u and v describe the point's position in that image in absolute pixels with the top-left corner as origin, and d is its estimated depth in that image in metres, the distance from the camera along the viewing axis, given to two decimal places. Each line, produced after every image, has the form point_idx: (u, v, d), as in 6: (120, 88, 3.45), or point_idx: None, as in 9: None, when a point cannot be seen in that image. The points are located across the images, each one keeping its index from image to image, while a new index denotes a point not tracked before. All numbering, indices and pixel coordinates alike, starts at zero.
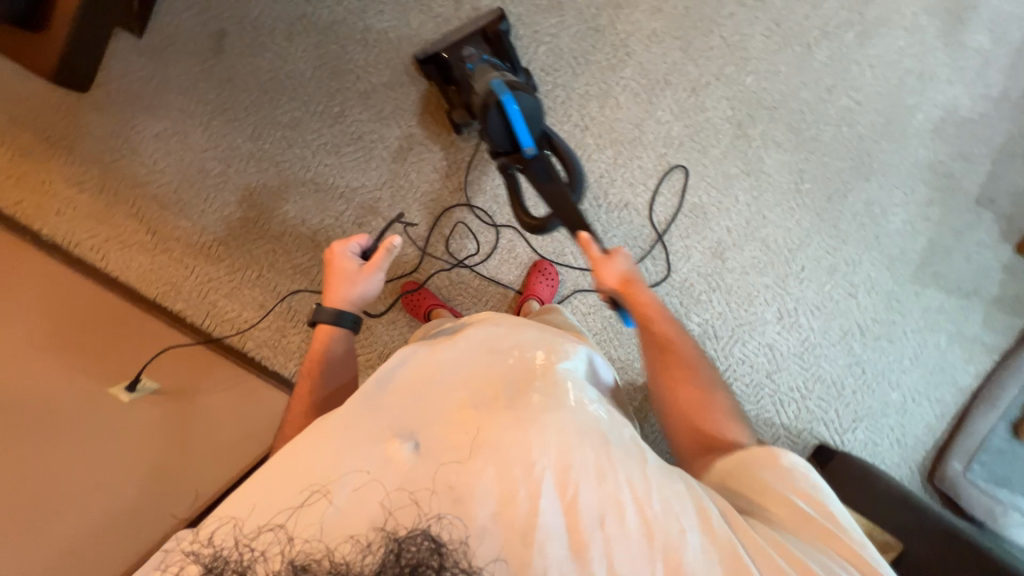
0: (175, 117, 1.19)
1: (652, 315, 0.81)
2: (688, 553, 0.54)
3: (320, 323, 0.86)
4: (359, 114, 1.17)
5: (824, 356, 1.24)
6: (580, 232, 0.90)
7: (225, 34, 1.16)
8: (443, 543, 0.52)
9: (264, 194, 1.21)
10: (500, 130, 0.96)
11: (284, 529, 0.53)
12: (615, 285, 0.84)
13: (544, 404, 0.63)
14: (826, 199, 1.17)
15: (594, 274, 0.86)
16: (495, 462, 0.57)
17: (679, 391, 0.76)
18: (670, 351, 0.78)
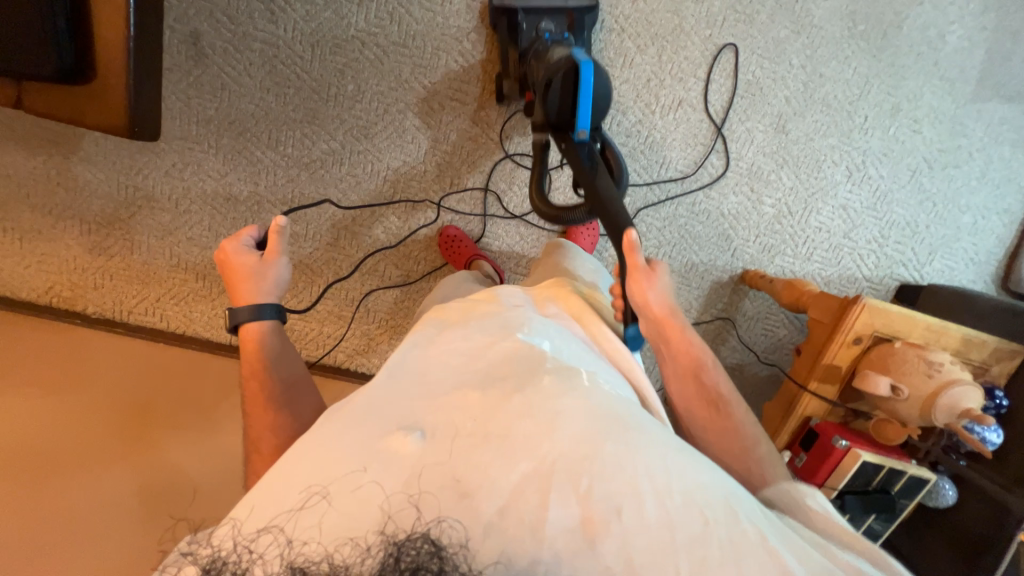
0: (179, 147, 1.08)
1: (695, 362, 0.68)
2: (711, 534, 0.44)
3: (242, 324, 0.67)
4: (378, 86, 1.06)
5: (897, 202, 1.26)
6: (626, 229, 0.68)
7: (201, 35, 1.01)
8: (443, 546, 0.41)
9: (304, 202, 1.12)
10: (559, 98, 0.81)
11: (284, 531, 0.42)
12: (657, 313, 0.67)
13: (558, 384, 0.53)
14: (880, 37, 1.12)
15: (636, 288, 0.66)
16: (505, 455, 0.47)
17: (712, 437, 0.66)
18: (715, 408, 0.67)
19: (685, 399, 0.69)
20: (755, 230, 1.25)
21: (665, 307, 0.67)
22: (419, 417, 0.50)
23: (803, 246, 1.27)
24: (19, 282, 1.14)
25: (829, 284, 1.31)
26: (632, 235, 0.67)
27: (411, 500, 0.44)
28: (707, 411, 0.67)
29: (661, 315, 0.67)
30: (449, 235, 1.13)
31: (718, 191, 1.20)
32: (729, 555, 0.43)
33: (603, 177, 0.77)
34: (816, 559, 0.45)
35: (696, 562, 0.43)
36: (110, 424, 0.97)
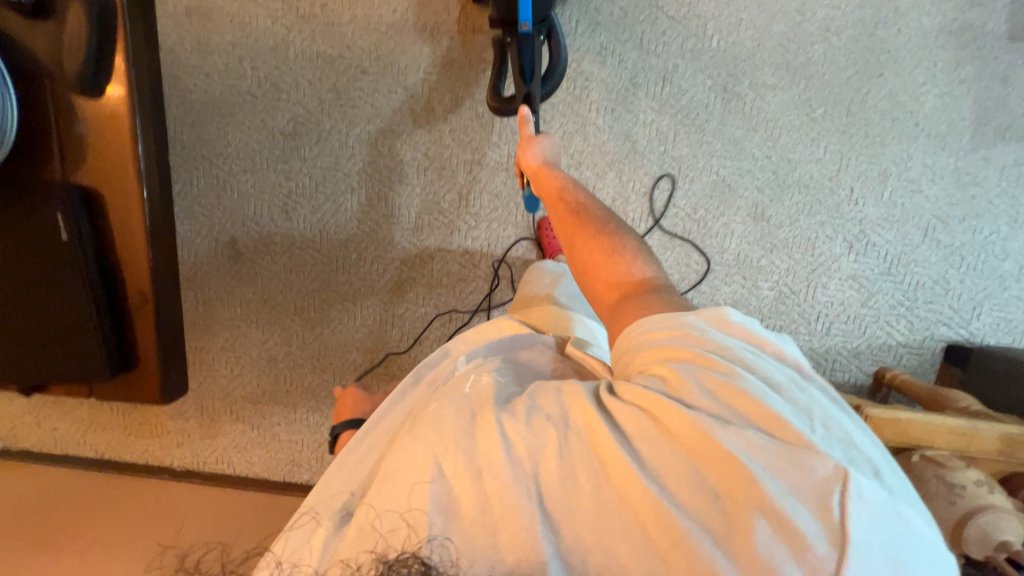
0: (229, 326, 1.30)
1: (563, 189, 0.81)
2: (558, 448, 0.51)
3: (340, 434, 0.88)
4: (376, 250, 1.23)
5: (916, 262, 1.17)
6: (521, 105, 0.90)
7: (235, 239, 1.24)
8: (432, 565, 0.48)
9: (330, 352, 1.29)
10: None
11: (275, 555, 0.58)
12: (532, 163, 0.86)
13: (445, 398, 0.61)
14: (845, 113, 1.10)
15: (519, 150, 0.89)
16: (398, 472, 0.54)
17: (578, 242, 0.74)
18: (573, 219, 0.76)
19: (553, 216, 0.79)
20: (759, 314, 1.21)
21: (538, 161, 0.86)
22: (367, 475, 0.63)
23: (817, 322, 1.21)
24: (125, 449, 1.39)
25: (859, 355, 1.22)
26: (524, 109, 0.90)
27: (387, 516, 0.52)
28: (569, 219, 0.77)
29: (534, 163, 0.86)
30: None
31: (708, 284, 1.20)
32: (576, 455, 0.51)
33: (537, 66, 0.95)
34: (649, 442, 0.51)
35: (553, 474, 0.50)
36: (190, 493, 1.33)
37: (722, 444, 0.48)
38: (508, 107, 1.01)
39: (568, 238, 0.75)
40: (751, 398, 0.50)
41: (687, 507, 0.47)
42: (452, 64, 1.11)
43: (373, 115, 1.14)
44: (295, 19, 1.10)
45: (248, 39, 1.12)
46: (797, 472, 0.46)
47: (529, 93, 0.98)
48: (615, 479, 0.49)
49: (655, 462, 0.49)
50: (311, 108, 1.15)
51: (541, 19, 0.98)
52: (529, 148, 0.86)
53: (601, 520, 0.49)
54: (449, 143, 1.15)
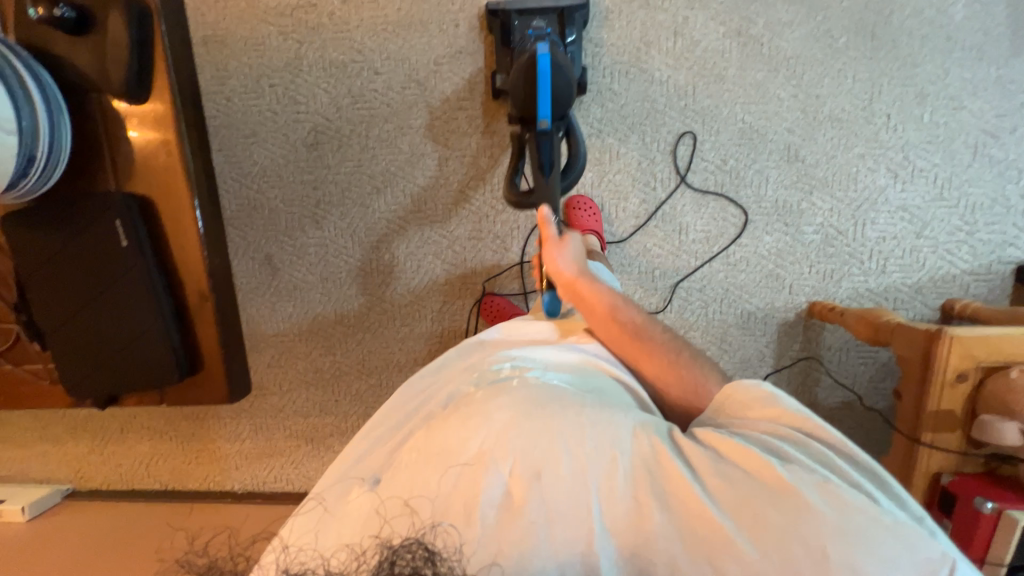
0: (273, 342, 1.31)
1: (611, 308, 0.79)
2: (623, 469, 0.54)
3: None
4: (407, 249, 1.23)
5: (969, 182, 1.10)
6: (540, 207, 0.89)
7: (270, 256, 1.25)
8: (439, 552, 0.51)
9: (375, 357, 1.29)
10: (525, 90, 0.94)
11: (281, 539, 0.58)
12: (568, 275, 0.85)
13: (491, 391, 0.64)
14: (870, 38, 1.06)
15: (551, 255, 0.87)
16: (443, 462, 0.57)
17: (645, 364, 0.75)
18: (638, 345, 0.76)
19: (610, 341, 0.77)
20: (807, 260, 1.16)
21: (575, 269, 0.85)
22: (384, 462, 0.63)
23: (870, 262, 1.15)
24: (187, 477, 1.42)
25: (922, 291, 1.16)
26: (544, 212, 0.88)
27: (404, 506, 0.55)
28: (628, 342, 0.76)
29: (571, 274, 0.84)
30: None
31: (749, 236, 1.16)
32: (645, 479, 0.54)
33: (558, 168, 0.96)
34: (726, 477, 0.52)
35: (615, 493, 0.53)
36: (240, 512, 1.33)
37: (798, 485, 0.50)
38: (528, 200, 0.97)
39: (631, 364, 0.76)
40: (835, 465, 0.53)
41: (757, 547, 0.48)
42: (462, 52, 1.12)
43: (390, 113, 1.16)
44: (305, 31, 1.13)
45: (263, 57, 1.15)
46: (871, 529, 0.47)
47: (550, 192, 0.95)
48: (683, 505, 0.51)
49: (728, 493, 0.51)
50: (330, 116, 1.17)
51: (562, 116, 0.96)
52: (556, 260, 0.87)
53: (666, 544, 0.50)
54: (467, 132, 1.16)
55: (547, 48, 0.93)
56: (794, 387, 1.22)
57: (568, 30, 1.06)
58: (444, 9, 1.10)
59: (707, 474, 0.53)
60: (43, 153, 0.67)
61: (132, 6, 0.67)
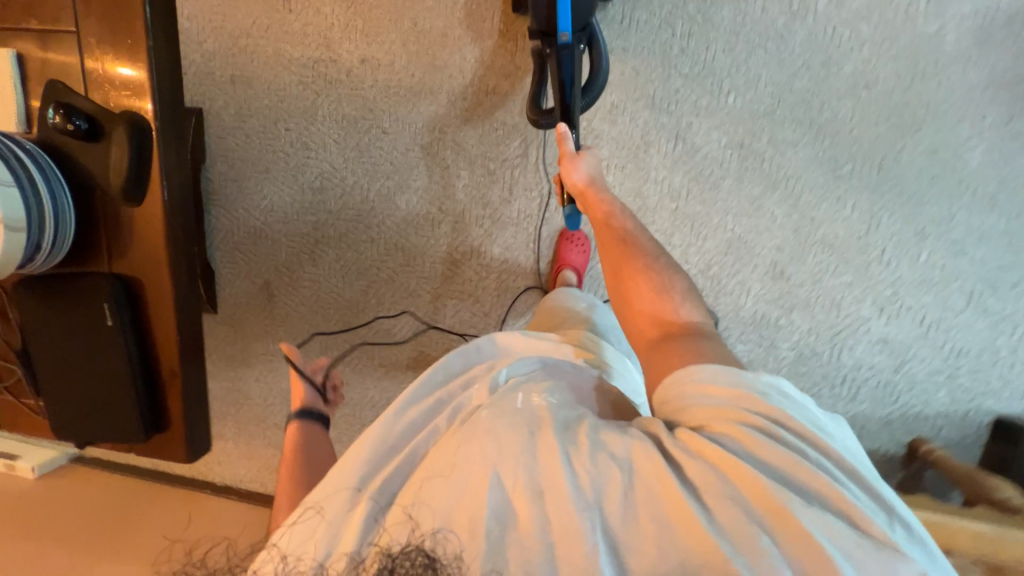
0: (264, 360, 1.40)
1: (610, 213, 0.83)
2: (623, 490, 0.49)
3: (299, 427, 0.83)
4: (392, 295, 1.29)
5: (958, 327, 1.07)
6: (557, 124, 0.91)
7: (268, 282, 1.34)
8: (437, 559, 0.48)
9: (352, 390, 1.36)
10: (542, 4, 0.91)
11: (277, 548, 0.53)
12: (577, 182, 0.87)
13: (495, 407, 0.57)
14: (876, 170, 1.03)
15: (562, 168, 0.89)
16: (448, 477, 0.51)
17: (625, 271, 0.75)
18: (627, 257, 0.77)
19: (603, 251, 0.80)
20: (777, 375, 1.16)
21: (586, 180, 0.87)
22: (393, 464, 0.56)
23: (842, 386, 1.14)
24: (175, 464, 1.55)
25: (891, 424, 1.14)
26: (562, 129, 0.90)
27: (404, 515, 0.51)
28: (615, 247, 0.78)
29: (581, 182, 0.87)
30: None
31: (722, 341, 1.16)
32: (646, 501, 0.48)
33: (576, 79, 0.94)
34: (721, 495, 0.48)
35: (615, 507, 0.48)
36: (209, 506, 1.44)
37: (793, 509, 0.46)
38: (548, 119, 0.99)
39: (615, 266, 0.76)
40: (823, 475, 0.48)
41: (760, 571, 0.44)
42: (466, 124, 1.15)
43: (392, 171, 1.20)
44: (322, 83, 1.18)
45: (282, 103, 1.21)
46: (863, 550, 0.44)
47: (572, 107, 0.94)
48: (679, 522, 0.47)
49: (724, 515, 0.47)
50: (336, 165, 1.22)
51: (585, 24, 0.95)
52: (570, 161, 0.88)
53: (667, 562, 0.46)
54: (461, 199, 1.19)
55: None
56: None
57: None
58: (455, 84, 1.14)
59: (707, 490, 0.48)
60: (49, 242, 0.80)
61: (132, 122, 0.81)
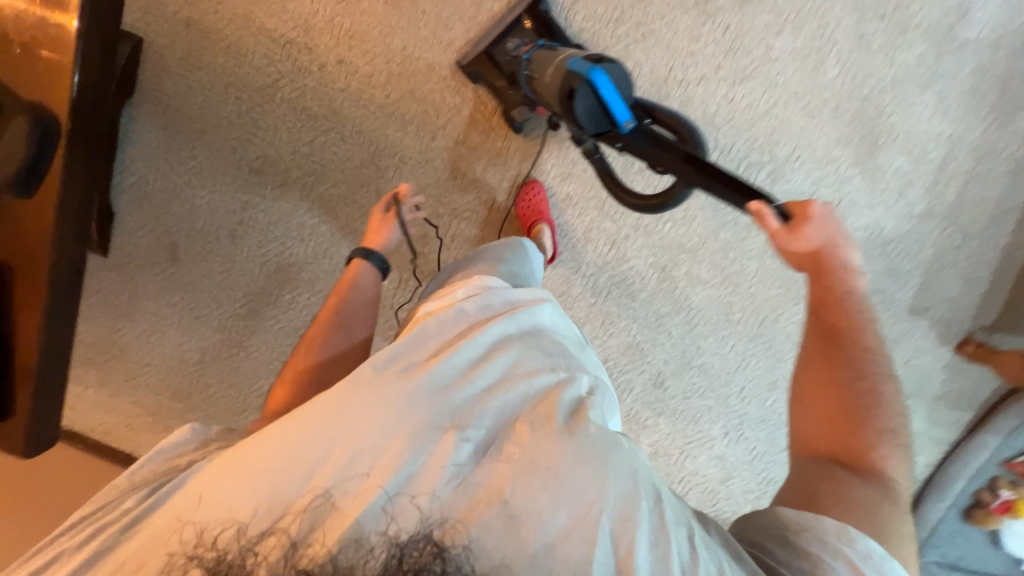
0: (151, 319, 1.30)
1: (839, 307, 0.76)
2: None
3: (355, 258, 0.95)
4: (305, 299, 1.25)
5: (773, 462, 1.31)
6: (752, 203, 0.75)
7: (176, 244, 1.24)
8: (445, 548, 0.53)
9: (241, 373, 1.32)
10: (588, 110, 0.80)
11: (287, 534, 0.54)
12: (808, 255, 0.77)
13: (612, 450, 0.59)
14: (758, 324, 1.21)
15: (783, 243, 0.77)
16: (551, 489, 0.55)
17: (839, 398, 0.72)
18: (840, 368, 0.73)
19: (809, 351, 0.76)
20: None
21: (823, 251, 0.76)
22: (480, 422, 0.60)
23: (679, 484, 1.34)
24: None
25: None
26: (761, 206, 0.74)
27: (420, 505, 0.55)
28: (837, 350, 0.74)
29: (814, 253, 0.76)
30: None
31: None
32: None
33: (679, 149, 0.81)
34: None
35: None
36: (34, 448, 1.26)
37: None
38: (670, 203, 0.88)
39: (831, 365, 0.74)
40: None
41: None
42: (429, 162, 1.15)
43: (340, 180, 1.16)
44: (290, 68, 1.10)
45: (239, 69, 1.11)
46: None
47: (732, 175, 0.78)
48: None
49: None
50: (284, 153, 1.16)
51: (638, 105, 0.86)
52: (804, 234, 0.75)
53: None
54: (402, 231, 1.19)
55: (531, 53, 0.97)
56: None
57: (549, 32, 1.03)
58: (427, 121, 1.12)
59: None
60: None
61: (40, 120, 0.69)
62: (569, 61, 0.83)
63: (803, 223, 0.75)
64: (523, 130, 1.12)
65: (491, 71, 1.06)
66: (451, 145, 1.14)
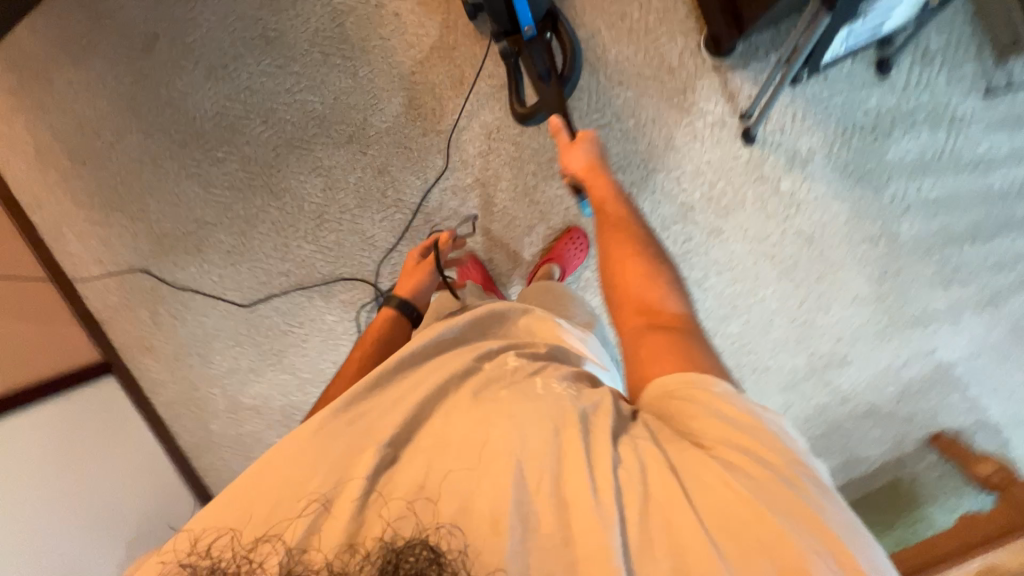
0: (92, 77, 1.26)
1: (609, 199, 0.82)
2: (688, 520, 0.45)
3: (384, 307, 0.95)
4: (234, 168, 1.27)
5: None
6: (549, 116, 0.92)
7: (157, 39, 1.22)
8: (442, 554, 0.45)
9: (139, 182, 1.32)
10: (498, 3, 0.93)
11: (281, 540, 0.48)
12: (580, 168, 0.88)
13: (514, 398, 0.56)
14: None
15: (562, 160, 0.91)
16: (468, 464, 0.50)
17: (631, 275, 0.69)
18: (627, 234, 0.76)
19: (603, 233, 0.78)
20: None
21: (591, 162, 0.88)
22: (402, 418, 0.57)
23: None
24: None
25: None
26: (551, 118, 0.92)
27: (406, 504, 0.49)
28: (614, 232, 0.76)
29: (586, 159, 0.88)
30: (205, 289, 1.38)
31: None
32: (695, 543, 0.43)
33: (552, 67, 0.96)
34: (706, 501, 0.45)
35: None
36: None
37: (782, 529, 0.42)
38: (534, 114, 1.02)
39: (611, 247, 0.75)
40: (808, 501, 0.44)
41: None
42: (405, 147, 1.18)
43: (327, 102, 1.19)
44: None
45: None
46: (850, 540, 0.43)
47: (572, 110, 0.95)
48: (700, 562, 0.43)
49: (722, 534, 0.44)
50: (300, 44, 1.17)
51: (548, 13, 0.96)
52: (576, 150, 0.88)
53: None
54: (348, 180, 1.23)
55: None
56: None
57: None
58: (427, 117, 1.16)
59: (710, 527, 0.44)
60: None
61: None
62: None
63: (579, 141, 0.91)
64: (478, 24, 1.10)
65: None
66: (431, 148, 1.18)
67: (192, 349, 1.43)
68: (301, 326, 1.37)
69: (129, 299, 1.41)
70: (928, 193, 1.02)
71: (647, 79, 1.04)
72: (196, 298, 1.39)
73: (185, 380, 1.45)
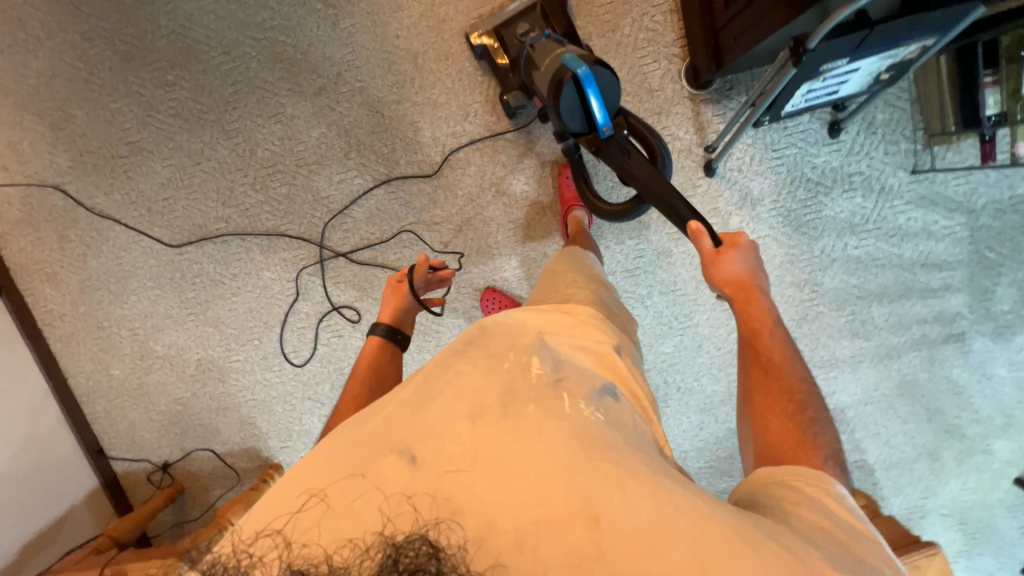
0: None
1: (760, 330, 0.72)
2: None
3: (368, 338, 0.87)
4: (182, 95, 1.16)
5: None
6: (692, 223, 0.78)
7: None
8: (441, 549, 0.39)
9: (66, 87, 1.18)
10: (571, 107, 0.84)
11: (281, 534, 0.43)
12: (729, 281, 0.77)
13: (552, 410, 0.51)
14: None
15: (707, 271, 0.79)
16: (491, 471, 0.44)
17: (773, 425, 0.62)
18: (790, 394, 0.64)
19: (751, 378, 0.68)
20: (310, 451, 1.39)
21: (741, 279, 0.76)
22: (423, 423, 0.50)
23: None
24: None
25: None
26: (696, 224, 0.77)
27: (410, 503, 0.42)
28: (756, 372, 0.68)
29: (738, 275, 0.76)
30: (127, 219, 1.25)
31: (310, 403, 1.36)
32: None
33: (639, 161, 0.84)
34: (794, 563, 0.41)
35: None
36: None
37: None
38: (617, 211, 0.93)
39: (760, 379, 0.67)
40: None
41: None
42: (377, 112, 1.14)
43: (301, 48, 1.11)
44: None
45: None
46: None
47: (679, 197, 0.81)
48: None
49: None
50: None
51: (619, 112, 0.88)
52: (730, 259, 0.77)
53: None
54: (309, 133, 1.16)
55: (540, 42, 0.95)
56: (208, 470, 1.41)
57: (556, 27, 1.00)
58: (403, 86, 1.12)
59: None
60: None
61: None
62: (564, 54, 0.85)
63: (729, 248, 0.78)
64: (514, 114, 1.13)
65: (496, 48, 1.07)
66: (403, 119, 1.14)
67: (102, 282, 1.30)
68: (233, 278, 1.28)
69: (33, 215, 1.25)
70: (851, 251, 1.12)
71: (626, 95, 1.07)
72: (115, 229, 1.26)
73: (88, 315, 1.32)
